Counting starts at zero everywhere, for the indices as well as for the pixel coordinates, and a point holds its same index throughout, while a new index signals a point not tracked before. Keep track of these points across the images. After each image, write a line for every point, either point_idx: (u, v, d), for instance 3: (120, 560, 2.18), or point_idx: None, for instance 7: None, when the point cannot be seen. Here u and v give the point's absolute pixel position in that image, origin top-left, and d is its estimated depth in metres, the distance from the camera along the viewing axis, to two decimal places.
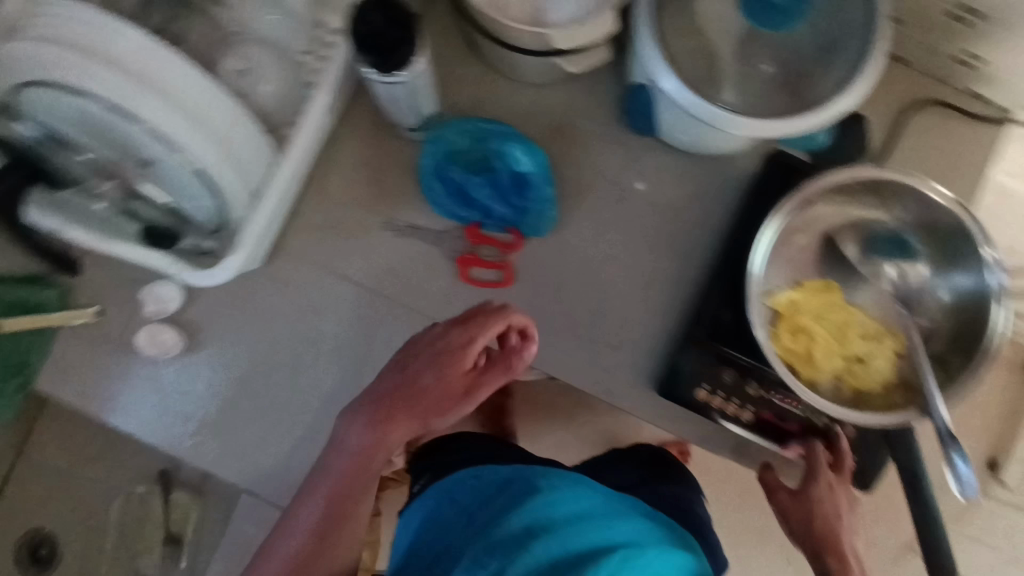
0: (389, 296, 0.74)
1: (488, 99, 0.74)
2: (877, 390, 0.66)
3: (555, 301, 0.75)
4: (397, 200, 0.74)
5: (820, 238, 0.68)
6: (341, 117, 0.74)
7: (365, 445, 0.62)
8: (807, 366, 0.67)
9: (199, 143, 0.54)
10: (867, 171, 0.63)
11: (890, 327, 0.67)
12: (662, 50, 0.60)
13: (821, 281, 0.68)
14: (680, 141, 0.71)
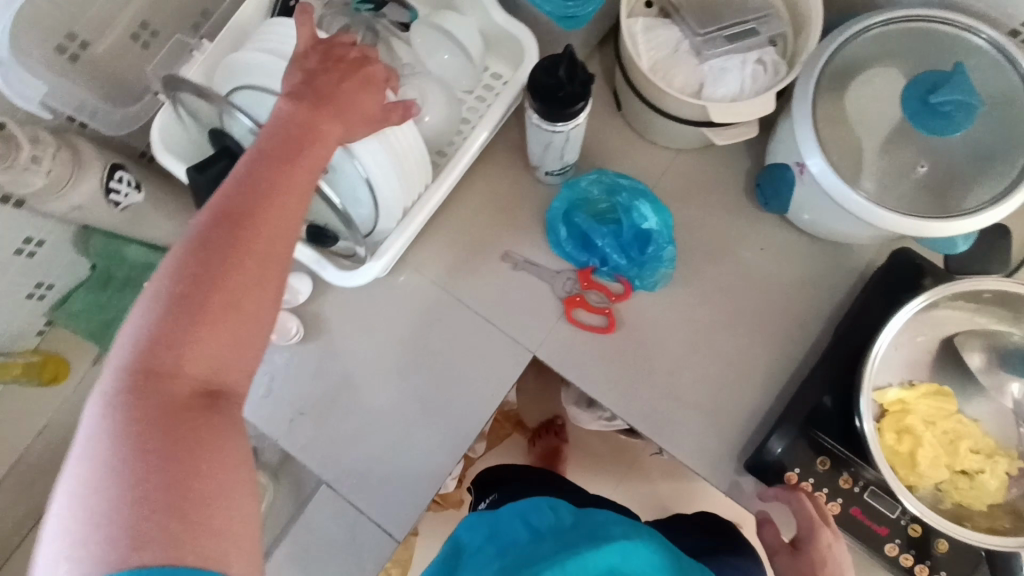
0: (496, 323, 0.77)
1: (624, 158, 0.78)
2: (982, 508, 0.64)
3: (656, 356, 0.76)
4: (522, 234, 0.78)
5: (940, 342, 0.68)
6: (484, 152, 0.79)
7: (278, 143, 0.49)
8: (909, 469, 0.65)
9: (372, 153, 0.60)
10: (1002, 283, 0.63)
11: (1002, 445, 0.65)
12: (815, 133, 0.62)
13: (934, 385, 0.67)
14: (807, 224, 0.73)
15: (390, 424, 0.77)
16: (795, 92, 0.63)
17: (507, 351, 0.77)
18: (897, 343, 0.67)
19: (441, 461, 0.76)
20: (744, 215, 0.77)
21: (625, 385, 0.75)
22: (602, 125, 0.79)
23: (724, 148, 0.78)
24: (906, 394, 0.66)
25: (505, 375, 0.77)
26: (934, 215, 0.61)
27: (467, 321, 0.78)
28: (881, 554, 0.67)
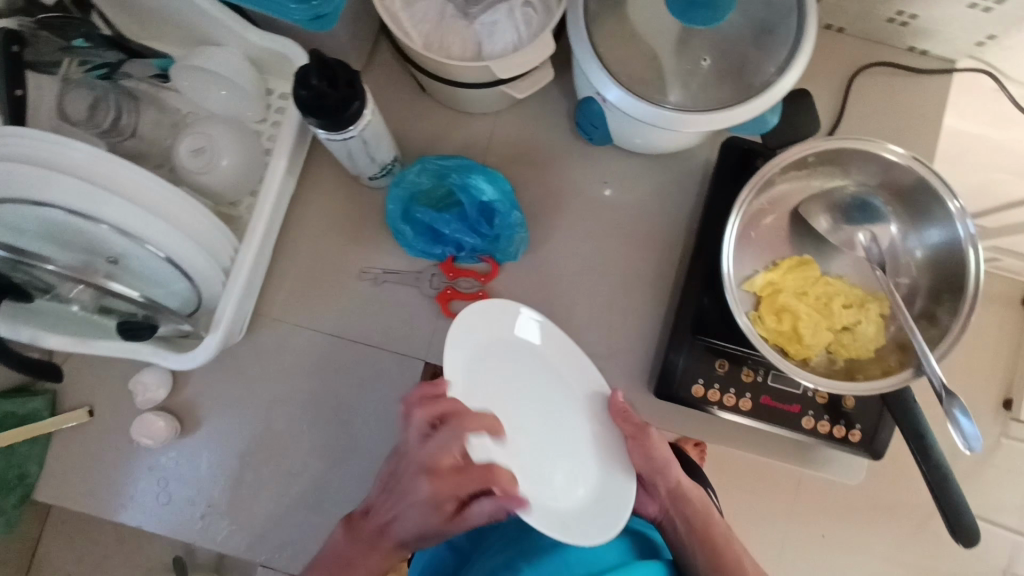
0: (377, 343, 0.75)
1: (445, 137, 0.76)
2: (869, 355, 0.67)
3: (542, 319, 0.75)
4: (372, 248, 0.75)
5: (788, 215, 0.70)
6: (304, 177, 0.75)
7: (412, 510, 0.61)
8: (796, 345, 0.67)
9: (159, 231, 0.55)
10: (818, 143, 0.63)
11: (868, 292, 0.68)
12: (601, 61, 0.62)
13: (795, 258, 0.69)
14: (639, 147, 0.73)
15: (306, 483, 0.74)
16: (569, 25, 0.62)
17: (398, 370, 0.75)
18: (743, 232, 0.69)
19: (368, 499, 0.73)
20: (582, 155, 0.77)
21: None
22: (413, 113, 0.76)
23: (538, 94, 0.77)
24: (771, 278, 0.68)
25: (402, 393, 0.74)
26: (734, 103, 0.61)
27: (350, 353, 0.75)
28: (801, 429, 0.70)
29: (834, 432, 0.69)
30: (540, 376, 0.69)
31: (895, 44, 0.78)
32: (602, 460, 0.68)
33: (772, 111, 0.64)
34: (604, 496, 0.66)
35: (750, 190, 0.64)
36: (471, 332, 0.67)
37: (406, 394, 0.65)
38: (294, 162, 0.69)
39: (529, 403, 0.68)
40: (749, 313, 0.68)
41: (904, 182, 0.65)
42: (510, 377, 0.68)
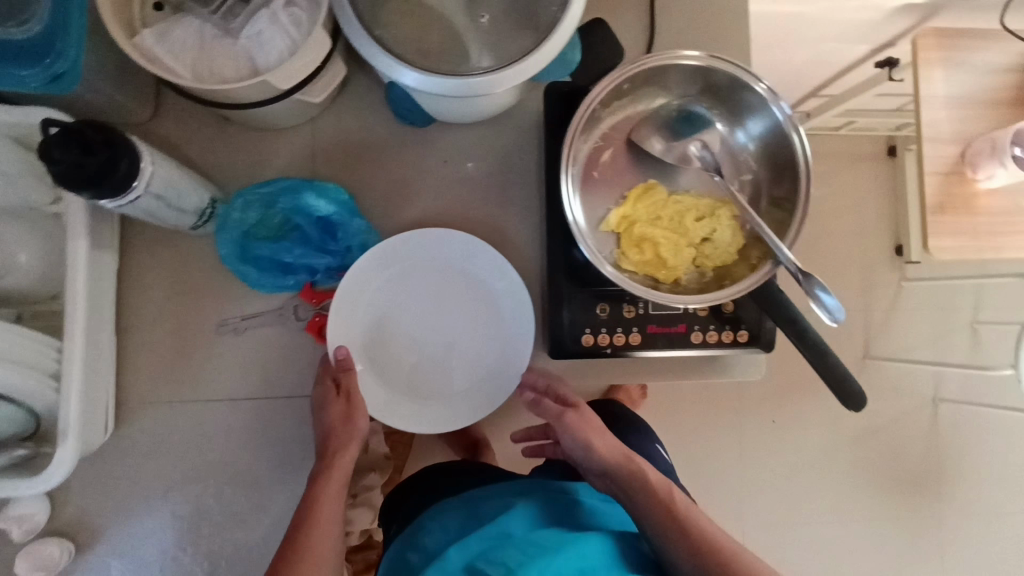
0: (260, 393, 0.71)
1: (264, 163, 0.72)
2: (733, 258, 0.68)
3: (424, 303, 0.72)
4: (221, 299, 0.70)
5: (624, 145, 0.70)
6: (126, 246, 0.69)
7: (328, 421, 0.66)
8: (663, 269, 0.68)
9: None
10: (624, 68, 0.62)
11: (716, 198, 0.69)
12: (383, 45, 0.59)
13: (641, 185, 0.69)
14: (465, 117, 0.70)
15: (234, 551, 0.72)
16: (340, 17, 0.59)
17: (290, 412, 0.71)
18: (580, 176, 0.69)
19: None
20: (411, 139, 0.73)
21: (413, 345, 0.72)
22: (221, 146, 0.71)
23: (347, 89, 0.72)
24: (623, 214, 0.68)
25: (302, 433, 0.72)
26: (531, 48, 0.60)
27: (234, 412, 0.71)
28: (693, 345, 0.71)
29: (724, 338, 0.71)
30: (463, 300, 0.73)
31: None
32: (498, 371, 0.73)
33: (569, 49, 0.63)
34: (481, 398, 0.72)
35: (574, 134, 0.64)
36: (381, 266, 0.71)
37: (294, 388, 0.71)
38: (101, 235, 0.64)
39: (445, 323, 0.73)
40: (613, 254, 0.68)
41: (716, 84, 0.65)
42: (432, 299, 0.73)
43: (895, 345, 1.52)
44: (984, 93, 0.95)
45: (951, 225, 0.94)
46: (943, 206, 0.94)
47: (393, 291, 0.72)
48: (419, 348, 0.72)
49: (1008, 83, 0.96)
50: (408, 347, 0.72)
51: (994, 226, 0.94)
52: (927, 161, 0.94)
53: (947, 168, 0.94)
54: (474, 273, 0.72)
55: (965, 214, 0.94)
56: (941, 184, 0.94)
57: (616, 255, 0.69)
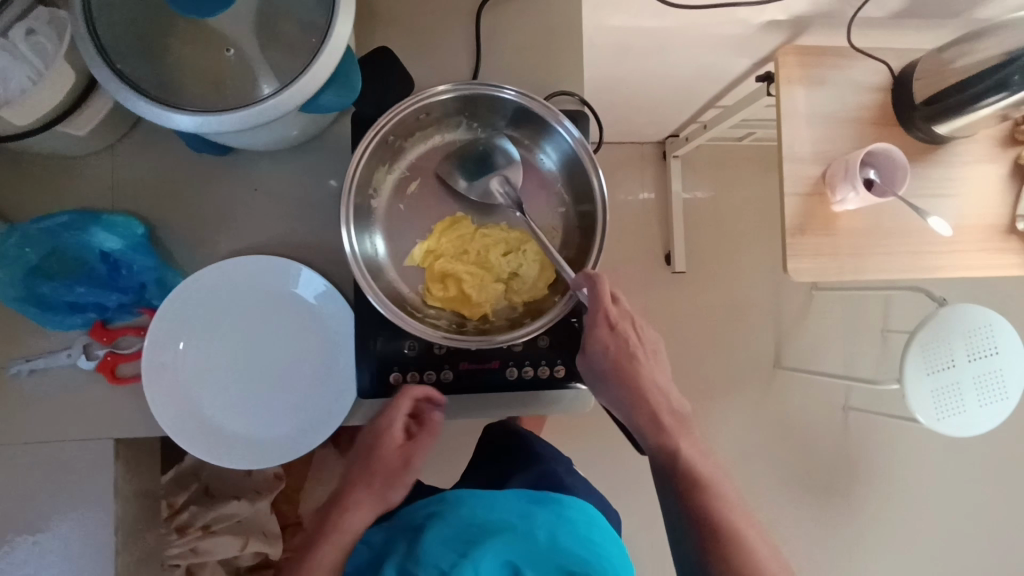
0: (53, 439, 0.67)
1: (51, 194, 0.67)
2: (543, 292, 0.65)
3: (245, 334, 0.68)
4: (12, 337, 0.67)
5: (433, 177, 0.67)
6: None
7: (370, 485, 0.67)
8: (469, 306, 0.65)
9: None
10: (411, 101, 0.59)
11: (524, 230, 0.66)
12: (139, 90, 0.53)
13: (448, 218, 0.67)
14: (269, 143, 0.66)
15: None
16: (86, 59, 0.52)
17: (85, 458, 0.68)
18: (377, 209, 0.66)
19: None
20: (217, 166, 0.69)
21: (238, 380, 0.68)
22: (7, 176, 0.66)
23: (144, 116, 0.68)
24: (425, 249, 0.66)
25: (100, 479, 0.68)
26: (302, 71, 0.54)
27: (25, 459, 0.67)
28: (509, 382, 0.68)
29: (545, 373, 0.69)
30: (289, 331, 0.69)
31: None
32: (324, 406, 0.69)
33: (342, 78, 0.57)
34: (307, 434, 0.68)
35: (358, 168, 0.59)
36: (197, 296, 0.66)
37: (91, 431, 0.68)
38: None
39: (271, 355, 0.69)
40: (417, 290, 0.66)
41: (512, 112, 0.63)
42: (255, 330, 0.68)
43: (797, 354, 1.55)
44: (844, 112, 0.94)
45: (812, 246, 0.93)
46: (804, 228, 0.93)
47: (214, 321, 0.67)
48: (245, 380, 0.68)
49: (871, 103, 0.94)
50: (234, 380, 0.68)
51: (856, 247, 0.93)
52: (789, 182, 0.93)
53: (809, 190, 0.93)
54: (299, 304, 0.69)
55: (825, 235, 0.93)
56: (802, 206, 0.93)
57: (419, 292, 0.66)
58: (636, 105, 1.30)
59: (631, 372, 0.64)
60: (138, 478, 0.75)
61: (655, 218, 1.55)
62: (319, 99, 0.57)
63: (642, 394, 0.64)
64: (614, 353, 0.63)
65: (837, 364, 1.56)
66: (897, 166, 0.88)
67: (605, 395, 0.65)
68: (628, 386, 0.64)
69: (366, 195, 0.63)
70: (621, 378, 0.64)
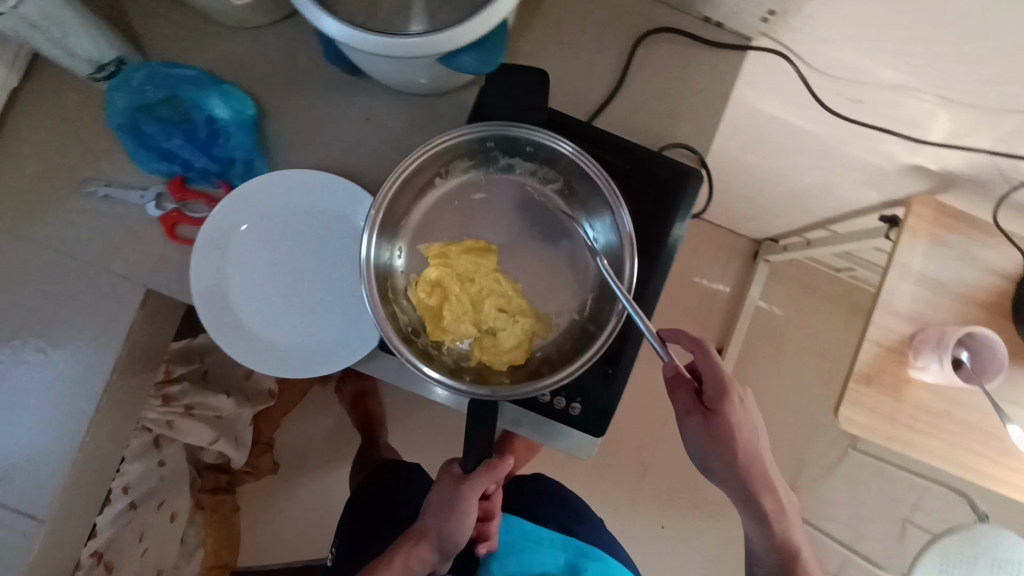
0: (95, 263, 0.70)
1: (194, 49, 0.71)
2: (502, 363, 0.68)
3: (292, 245, 0.70)
4: (98, 157, 0.70)
5: (478, 201, 0.73)
6: (30, 71, 0.69)
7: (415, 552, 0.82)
8: (435, 326, 0.68)
9: None
10: (506, 126, 0.63)
11: (530, 306, 0.70)
12: None
13: (481, 243, 0.71)
14: (396, 84, 0.68)
15: (21, 392, 0.73)
16: None
17: (115, 292, 0.70)
18: (428, 189, 0.70)
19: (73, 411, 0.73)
20: (343, 84, 0.71)
21: (268, 279, 0.69)
22: (165, 17, 0.71)
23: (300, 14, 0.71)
24: (442, 256, 0.70)
25: (119, 316, 0.70)
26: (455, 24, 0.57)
27: (66, 270, 0.70)
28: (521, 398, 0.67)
29: (557, 404, 0.67)
30: (331, 262, 0.70)
31: (691, 13, 0.75)
32: (325, 343, 0.68)
33: (490, 44, 0.60)
34: (300, 360, 0.68)
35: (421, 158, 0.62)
36: (273, 189, 0.68)
37: (129, 269, 0.70)
38: None
39: (306, 273, 0.70)
40: (411, 277, 0.70)
41: (579, 182, 0.68)
42: (303, 245, 0.70)
43: (808, 505, 1.46)
44: (961, 284, 0.88)
45: (871, 401, 0.87)
46: (871, 380, 0.87)
47: (275, 218, 0.69)
48: (272, 283, 0.69)
49: (991, 286, 0.88)
50: (264, 278, 0.69)
51: (917, 422, 0.87)
52: (873, 329, 0.88)
53: (891, 344, 0.88)
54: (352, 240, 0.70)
55: (889, 396, 0.87)
56: (874, 357, 0.88)
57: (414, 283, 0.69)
58: (750, 195, 1.27)
59: (742, 431, 0.72)
60: (152, 331, 0.78)
61: (722, 310, 1.50)
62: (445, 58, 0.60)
63: (747, 453, 0.73)
64: (737, 418, 0.71)
65: (844, 532, 1.46)
66: (996, 358, 0.83)
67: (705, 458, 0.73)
68: (733, 445, 0.72)
69: (430, 175, 0.68)
70: (742, 451, 0.72)
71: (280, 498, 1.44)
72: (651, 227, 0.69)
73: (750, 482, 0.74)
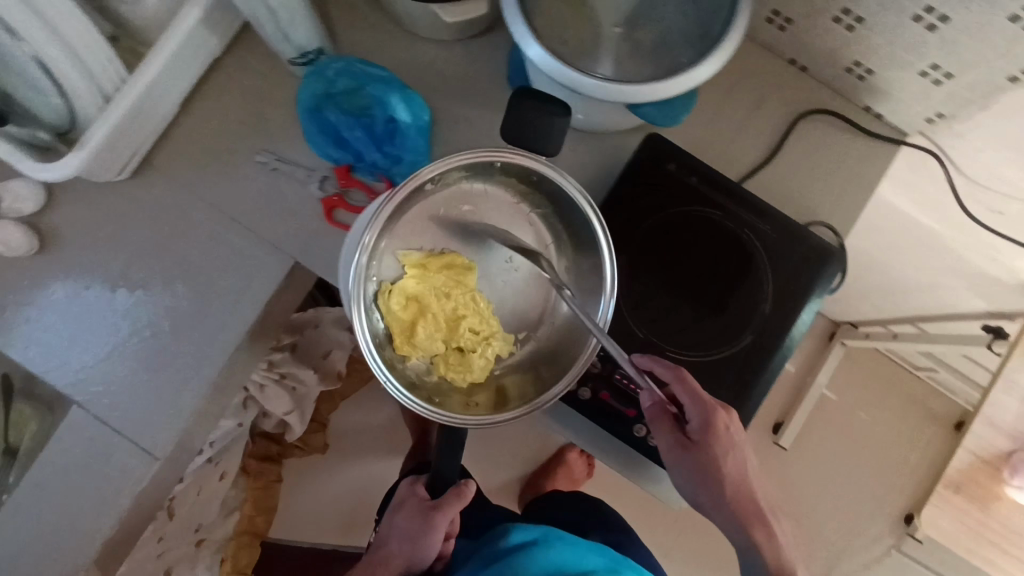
0: (255, 230, 0.74)
1: (383, 51, 0.75)
2: (464, 383, 0.70)
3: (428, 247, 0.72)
4: (276, 133, 0.74)
5: (486, 205, 0.70)
6: (232, 43, 0.74)
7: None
8: (406, 339, 0.68)
9: (42, 41, 0.55)
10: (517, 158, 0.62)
11: (498, 328, 0.71)
12: (525, 17, 0.62)
13: (466, 261, 0.69)
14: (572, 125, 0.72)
15: (167, 360, 0.74)
16: None
17: (267, 260, 0.74)
18: (417, 199, 0.66)
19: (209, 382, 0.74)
20: None
21: None
22: (363, 17, 0.75)
23: (485, 35, 0.75)
24: (416, 266, 0.68)
25: (265, 283, 0.74)
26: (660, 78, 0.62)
27: (227, 231, 0.74)
28: (631, 434, 0.70)
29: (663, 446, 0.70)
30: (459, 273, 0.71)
31: (853, 100, 0.77)
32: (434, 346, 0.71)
33: (682, 105, 0.65)
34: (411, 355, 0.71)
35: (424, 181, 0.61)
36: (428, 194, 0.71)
37: (286, 242, 0.74)
38: (218, 23, 0.69)
39: None
40: (383, 284, 0.67)
41: (576, 227, 0.68)
42: None
43: None
44: None
45: None
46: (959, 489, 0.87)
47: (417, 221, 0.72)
48: None
49: None
50: None
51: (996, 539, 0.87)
52: (973, 440, 0.87)
53: (991, 459, 0.86)
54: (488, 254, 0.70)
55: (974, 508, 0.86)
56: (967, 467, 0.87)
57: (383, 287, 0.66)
58: None
59: (731, 462, 0.66)
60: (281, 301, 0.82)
61: (786, 382, 1.50)
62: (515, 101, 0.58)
63: (738, 482, 0.67)
64: (721, 452, 0.65)
65: None
66: None
67: (700, 489, 0.67)
68: (721, 475, 0.66)
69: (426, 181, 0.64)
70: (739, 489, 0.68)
71: (323, 473, 1.50)
72: (784, 312, 0.70)
73: (746, 520, 0.68)
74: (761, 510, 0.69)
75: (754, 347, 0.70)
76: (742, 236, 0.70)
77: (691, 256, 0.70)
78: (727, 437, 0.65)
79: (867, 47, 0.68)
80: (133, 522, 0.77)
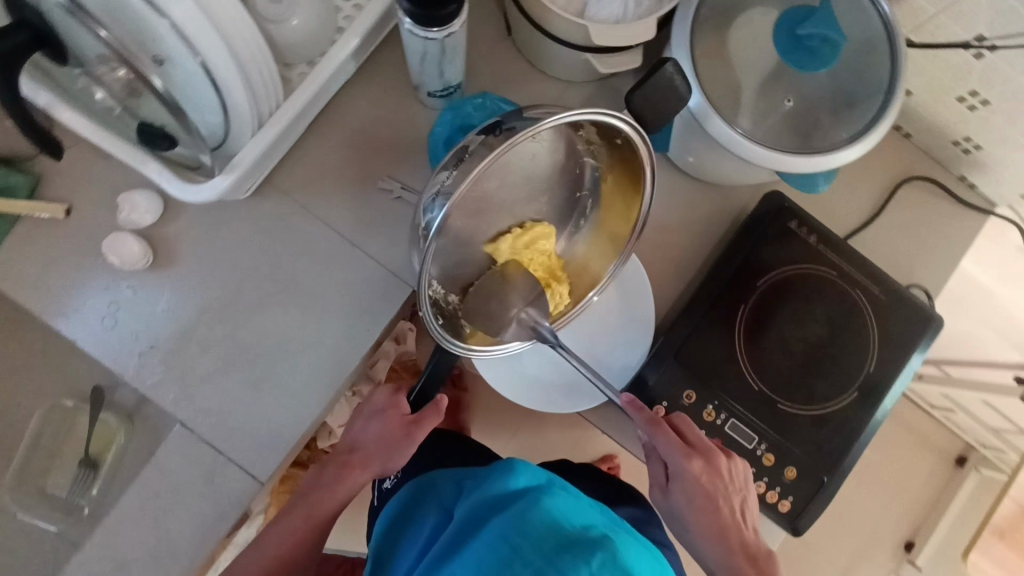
0: (374, 256, 0.74)
1: (512, 85, 0.76)
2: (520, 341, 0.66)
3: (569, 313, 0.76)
4: (402, 161, 0.74)
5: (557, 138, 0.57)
6: (363, 67, 0.74)
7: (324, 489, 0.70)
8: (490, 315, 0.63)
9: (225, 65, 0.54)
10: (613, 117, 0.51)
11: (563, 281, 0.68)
12: (691, 68, 0.63)
13: (542, 224, 0.63)
14: (690, 166, 0.75)
15: (274, 382, 0.72)
16: (674, 36, 0.64)
17: (385, 286, 0.73)
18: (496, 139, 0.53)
19: (317, 407, 0.72)
20: None
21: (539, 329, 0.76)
22: (494, 52, 0.76)
23: (613, 80, 0.77)
24: (521, 225, 0.63)
25: (381, 310, 0.73)
26: (814, 151, 0.63)
27: (345, 255, 0.73)
28: None
29: (767, 494, 0.72)
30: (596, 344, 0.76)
31: (950, 169, 0.81)
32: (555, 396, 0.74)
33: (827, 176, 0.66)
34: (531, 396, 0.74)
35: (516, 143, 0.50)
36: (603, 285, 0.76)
37: (405, 271, 0.74)
38: (362, 49, 0.68)
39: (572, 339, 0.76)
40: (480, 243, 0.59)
41: (623, 182, 0.63)
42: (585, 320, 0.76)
43: None
44: None
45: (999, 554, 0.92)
46: (1004, 534, 0.92)
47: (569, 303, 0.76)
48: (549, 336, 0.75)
49: None
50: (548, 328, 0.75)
51: None
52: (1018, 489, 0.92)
53: None
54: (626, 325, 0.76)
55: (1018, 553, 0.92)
56: (1013, 516, 0.92)
57: (491, 280, 0.63)
58: None
59: (710, 513, 0.60)
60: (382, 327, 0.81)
61: None
62: (660, 70, 0.54)
63: (729, 537, 0.61)
64: (697, 489, 0.60)
65: None
66: None
67: (684, 533, 0.63)
68: (710, 521, 0.61)
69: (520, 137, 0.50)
70: (700, 521, 0.61)
71: None
72: (888, 368, 0.73)
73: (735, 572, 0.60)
74: (763, 564, 0.61)
75: (861, 401, 0.73)
76: (853, 295, 0.74)
77: (802, 316, 0.74)
78: (706, 486, 0.60)
79: (982, 125, 0.73)
80: (222, 545, 0.74)
